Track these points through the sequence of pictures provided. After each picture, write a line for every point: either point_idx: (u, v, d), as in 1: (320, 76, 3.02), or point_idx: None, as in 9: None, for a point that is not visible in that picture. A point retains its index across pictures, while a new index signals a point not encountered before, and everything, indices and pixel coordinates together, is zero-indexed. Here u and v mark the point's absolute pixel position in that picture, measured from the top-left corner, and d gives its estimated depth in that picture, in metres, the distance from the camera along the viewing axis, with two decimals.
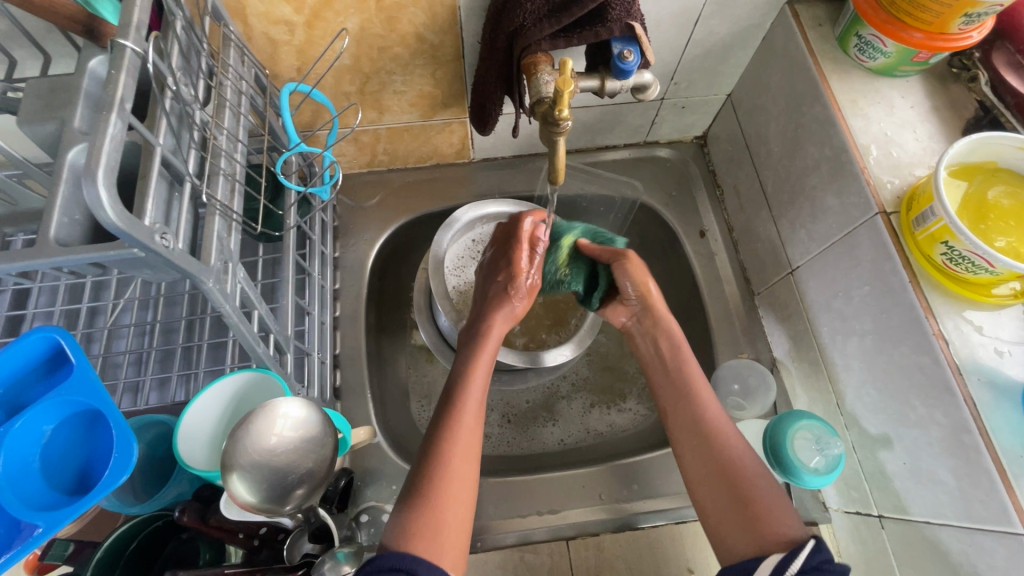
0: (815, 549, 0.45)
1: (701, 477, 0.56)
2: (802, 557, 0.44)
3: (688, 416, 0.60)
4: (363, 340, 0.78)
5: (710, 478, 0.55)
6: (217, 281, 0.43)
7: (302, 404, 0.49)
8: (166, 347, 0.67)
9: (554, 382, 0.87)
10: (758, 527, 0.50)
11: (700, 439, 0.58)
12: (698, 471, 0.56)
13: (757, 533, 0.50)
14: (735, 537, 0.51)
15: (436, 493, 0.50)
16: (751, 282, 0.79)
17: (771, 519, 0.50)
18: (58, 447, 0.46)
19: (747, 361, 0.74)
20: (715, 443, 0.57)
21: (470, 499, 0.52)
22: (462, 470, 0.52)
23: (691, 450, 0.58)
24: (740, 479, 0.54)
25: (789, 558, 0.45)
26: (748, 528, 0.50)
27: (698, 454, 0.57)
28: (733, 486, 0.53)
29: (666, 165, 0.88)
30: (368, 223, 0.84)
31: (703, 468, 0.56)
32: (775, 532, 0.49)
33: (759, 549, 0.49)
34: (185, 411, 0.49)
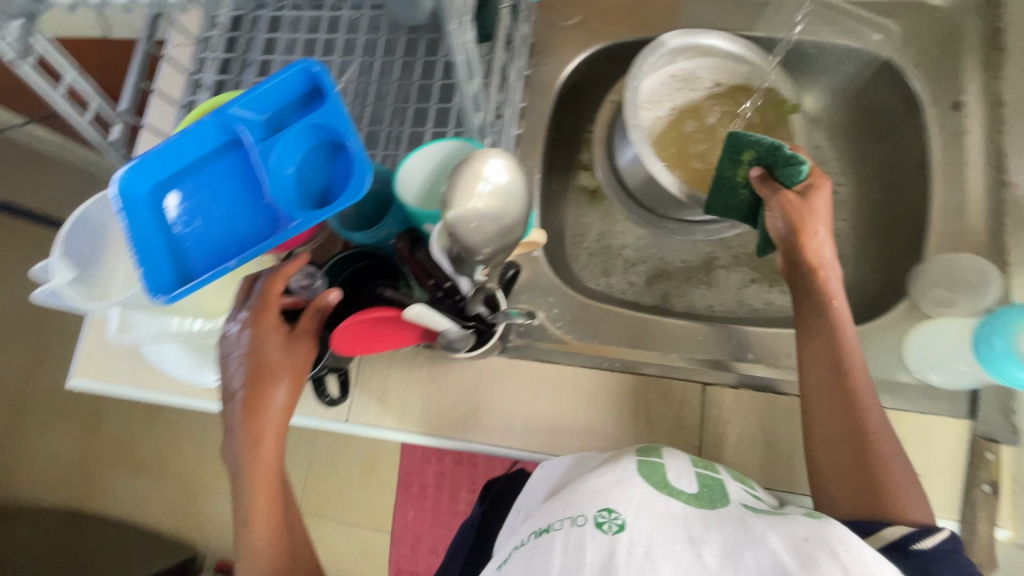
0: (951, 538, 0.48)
1: (832, 444, 0.55)
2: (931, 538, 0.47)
3: (829, 380, 0.56)
4: (538, 162, 0.79)
5: (839, 438, 0.54)
6: (463, 28, 0.46)
7: (504, 171, 0.51)
8: (376, 128, 0.75)
9: (713, 249, 0.84)
10: (879, 496, 0.52)
11: (838, 410, 0.55)
12: (826, 436, 0.55)
13: (878, 503, 0.51)
14: (843, 495, 0.53)
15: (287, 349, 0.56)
16: (1006, 172, 0.65)
17: (901, 499, 0.51)
18: (306, 164, 0.55)
19: (969, 257, 0.64)
20: (859, 418, 0.55)
21: None
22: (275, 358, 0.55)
23: (822, 413, 0.56)
24: (877, 453, 0.53)
25: (920, 535, 0.48)
26: (868, 498, 0.52)
27: (829, 422, 0.55)
28: (862, 462, 0.53)
29: (934, 17, 0.72)
30: (564, 44, 0.81)
31: (832, 436, 0.55)
32: (900, 505, 0.51)
33: (874, 513, 0.51)
34: (407, 158, 0.55)
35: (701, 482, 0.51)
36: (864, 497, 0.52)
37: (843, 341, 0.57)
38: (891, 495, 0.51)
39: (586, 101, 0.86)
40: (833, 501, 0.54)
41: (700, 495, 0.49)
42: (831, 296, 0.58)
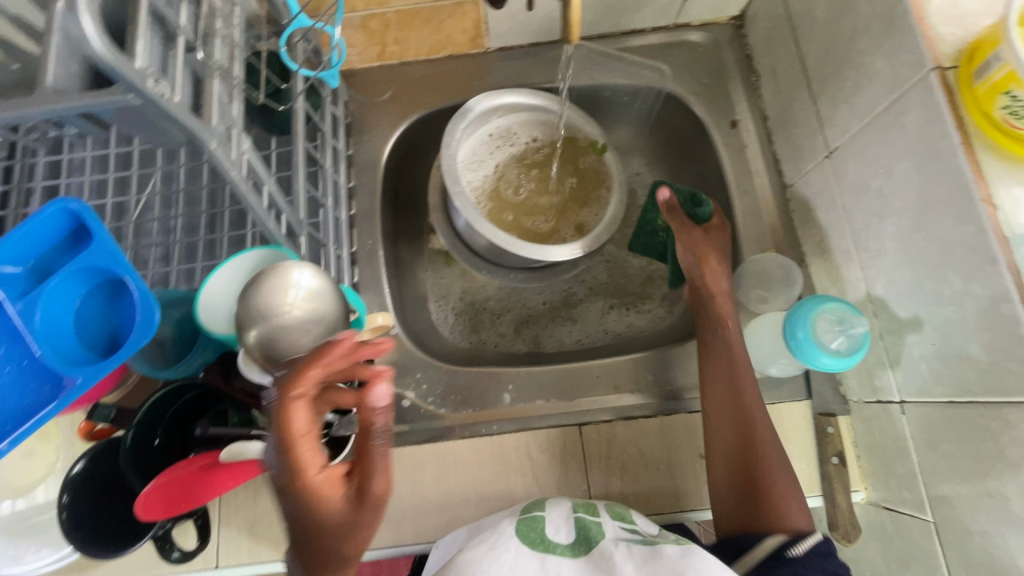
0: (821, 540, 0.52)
1: (727, 460, 0.59)
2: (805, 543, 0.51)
3: (727, 402, 0.61)
4: (379, 238, 0.77)
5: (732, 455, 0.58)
6: (221, 144, 0.43)
7: (315, 275, 0.49)
8: (191, 240, 0.69)
9: (570, 284, 0.86)
10: (765, 511, 0.55)
11: (733, 424, 0.60)
12: (723, 450, 0.59)
13: (761, 517, 0.55)
14: (729, 511, 0.57)
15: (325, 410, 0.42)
16: (784, 174, 0.74)
17: (783, 512, 0.55)
18: (87, 312, 0.48)
19: (773, 255, 0.71)
20: (748, 432, 0.59)
21: None
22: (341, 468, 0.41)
23: (722, 429, 0.60)
24: (764, 467, 0.57)
25: (796, 540, 0.51)
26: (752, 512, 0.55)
27: (725, 437, 0.60)
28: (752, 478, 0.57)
29: (698, 51, 0.81)
30: (380, 119, 0.81)
31: (728, 450, 0.59)
32: (783, 519, 0.54)
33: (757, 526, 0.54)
34: (211, 274, 0.50)
35: (578, 526, 0.53)
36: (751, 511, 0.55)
37: (741, 364, 0.63)
38: (772, 506, 0.55)
39: (419, 168, 0.87)
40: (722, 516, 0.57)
41: (576, 543, 0.52)
42: (728, 322, 0.65)
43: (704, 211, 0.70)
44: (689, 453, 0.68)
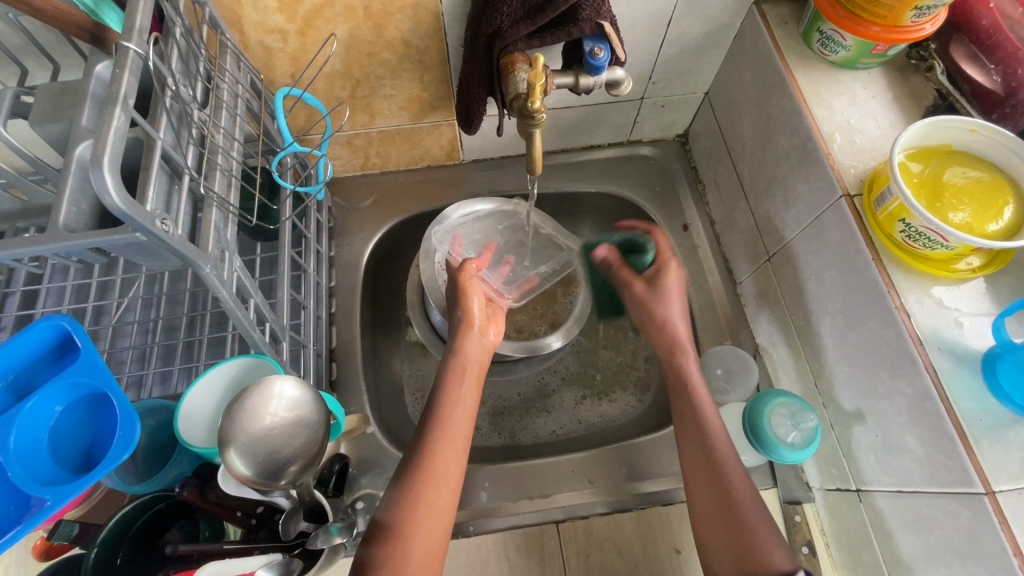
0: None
1: (708, 516, 0.58)
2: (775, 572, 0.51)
3: (696, 448, 0.62)
4: (358, 336, 0.80)
5: (713, 517, 0.58)
6: (214, 267, 0.46)
7: (295, 384, 0.51)
8: (170, 342, 0.71)
9: (543, 375, 0.87)
10: (747, 553, 0.54)
11: (705, 472, 0.60)
12: (704, 504, 0.59)
13: (744, 558, 0.54)
14: (723, 559, 0.56)
15: (440, 434, 0.58)
16: (733, 272, 0.82)
17: (762, 549, 0.54)
18: (64, 427, 0.48)
19: (730, 347, 0.76)
20: (724, 480, 0.59)
21: (442, 506, 0.54)
22: (448, 468, 0.56)
23: (699, 480, 0.60)
24: (746, 523, 0.56)
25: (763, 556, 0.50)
26: (738, 558, 0.54)
27: (706, 489, 0.60)
28: (735, 529, 0.56)
29: (649, 163, 0.91)
30: (362, 223, 0.86)
31: (710, 489, 0.59)
32: (765, 561, 0.53)
33: (745, 573, 0.53)
34: (188, 390, 0.52)
35: None
36: (742, 559, 0.54)
37: (706, 419, 0.64)
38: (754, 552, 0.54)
39: (397, 266, 0.91)
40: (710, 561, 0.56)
41: None
42: (682, 356, 0.70)
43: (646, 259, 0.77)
44: (666, 548, 0.68)
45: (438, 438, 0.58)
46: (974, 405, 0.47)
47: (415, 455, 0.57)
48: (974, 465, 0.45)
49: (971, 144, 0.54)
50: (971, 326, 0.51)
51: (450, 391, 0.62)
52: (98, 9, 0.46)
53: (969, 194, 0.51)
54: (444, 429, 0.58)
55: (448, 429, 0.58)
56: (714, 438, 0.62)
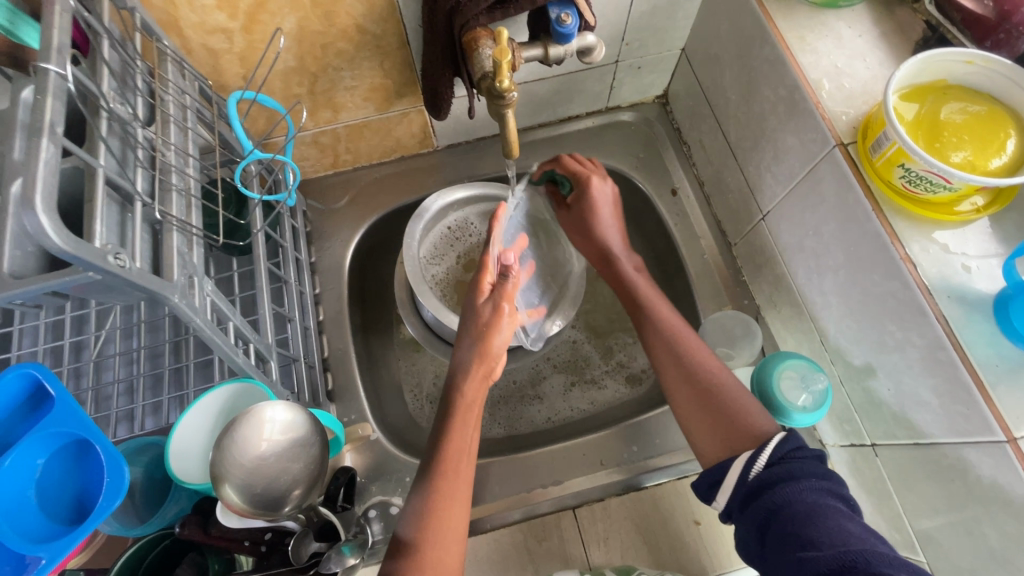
0: (784, 441, 0.50)
1: (682, 395, 0.58)
2: (771, 449, 0.49)
3: (660, 338, 0.62)
4: (350, 341, 0.77)
5: (691, 395, 0.58)
6: (184, 296, 0.43)
7: (287, 407, 0.49)
8: (156, 371, 0.68)
9: (537, 364, 0.84)
10: (731, 427, 0.54)
11: (676, 357, 0.60)
12: (674, 384, 0.59)
13: (729, 433, 0.54)
14: (709, 440, 0.55)
15: (449, 481, 0.53)
16: (726, 234, 0.79)
17: (742, 417, 0.54)
18: (49, 479, 0.44)
19: (730, 312, 0.74)
20: (690, 362, 0.59)
21: (458, 528, 0.52)
22: (457, 513, 0.53)
23: (663, 358, 0.61)
24: (726, 400, 0.56)
25: (758, 453, 0.50)
26: (720, 431, 0.55)
27: (672, 367, 0.60)
28: (714, 406, 0.56)
29: (631, 129, 0.88)
30: (340, 224, 0.83)
31: (680, 376, 0.59)
32: (745, 429, 0.53)
33: (728, 446, 0.54)
34: (174, 428, 0.49)
35: None
36: (731, 437, 0.54)
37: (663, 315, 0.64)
38: (735, 418, 0.54)
39: (383, 264, 0.88)
40: (700, 449, 0.56)
41: None
42: (603, 217, 0.70)
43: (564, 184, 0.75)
44: (685, 521, 0.67)
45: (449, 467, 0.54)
46: (988, 351, 0.46)
47: (422, 491, 0.53)
48: (993, 413, 0.44)
49: (966, 77, 0.51)
50: (979, 269, 0.49)
51: (457, 421, 0.57)
52: (14, 29, 0.42)
53: (970, 131, 0.48)
54: (448, 473, 0.54)
55: (456, 472, 0.54)
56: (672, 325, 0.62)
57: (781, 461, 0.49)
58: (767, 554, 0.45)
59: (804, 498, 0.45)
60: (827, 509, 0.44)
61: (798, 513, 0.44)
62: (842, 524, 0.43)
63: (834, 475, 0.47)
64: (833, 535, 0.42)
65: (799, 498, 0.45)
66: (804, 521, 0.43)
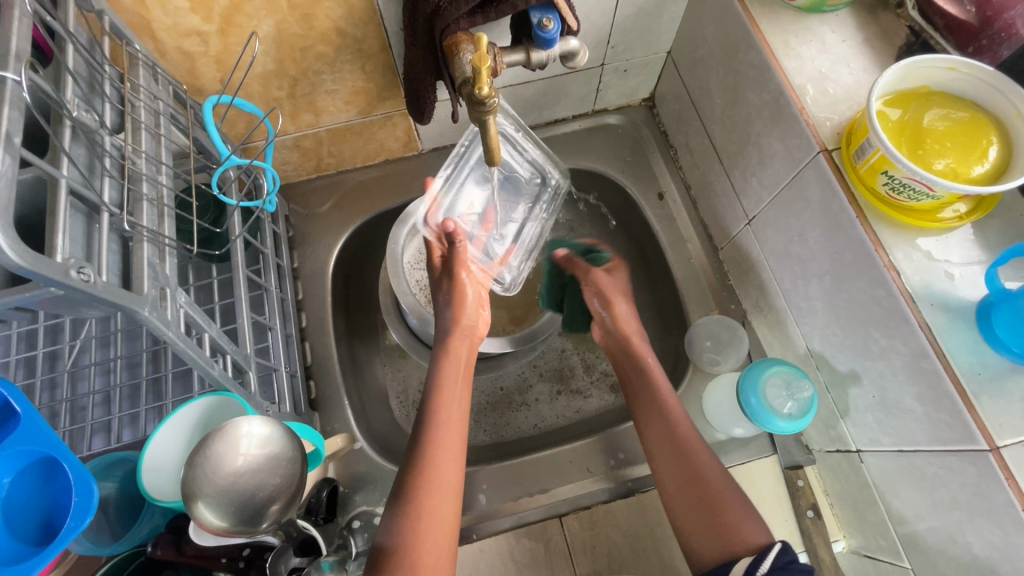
0: (782, 550, 0.49)
1: (679, 499, 0.58)
2: (772, 556, 0.49)
3: (662, 437, 0.62)
4: (333, 348, 0.76)
5: (688, 499, 0.57)
6: (155, 309, 0.42)
7: (264, 420, 0.48)
8: (133, 381, 0.66)
9: (524, 371, 0.84)
10: (729, 538, 0.53)
11: (676, 459, 0.60)
12: (670, 489, 0.59)
13: (728, 542, 0.53)
14: (706, 547, 0.54)
15: (421, 513, 0.52)
16: (713, 238, 0.79)
17: (736, 526, 0.54)
18: (16, 498, 0.43)
19: (717, 317, 0.74)
20: (693, 463, 0.59)
21: (448, 529, 0.53)
22: (433, 536, 0.52)
23: (662, 461, 0.61)
24: (722, 506, 0.55)
25: (759, 559, 0.49)
26: (718, 541, 0.53)
27: (669, 465, 0.60)
28: (711, 512, 0.55)
29: (617, 132, 0.87)
30: (323, 229, 0.81)
31: (679, 481, 0.59)
32: (743, 540, 0.52)
33: (726, 556, 0.52)
34: (147, 443, 0.48)
35: None
36: (728, 547, 0.53)
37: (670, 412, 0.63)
38: (734, 527, 0.54)
39: (367, 269, 0.87)
40: (697, 552, 0.55)
41: None
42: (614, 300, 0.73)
43: (603, 255, 0.80)
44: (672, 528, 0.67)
45: (430, 462, 0.55)
46: (971, 359, 0.46)
47: (407, 493, 0.53)
48: (977, 422, 0.44)
49: (950, 84, 0.51)
50: (962, 277, 0.49)
51: (444, 420, 0.58)
52: None
53: (952, 138, 0.48)
54: (422, 503, 0.52)
55: (431, 500, 0.53)
56: (677, 425, 0.62)
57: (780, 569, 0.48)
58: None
59: None
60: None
61: None
62: None
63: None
64: None
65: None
66: None
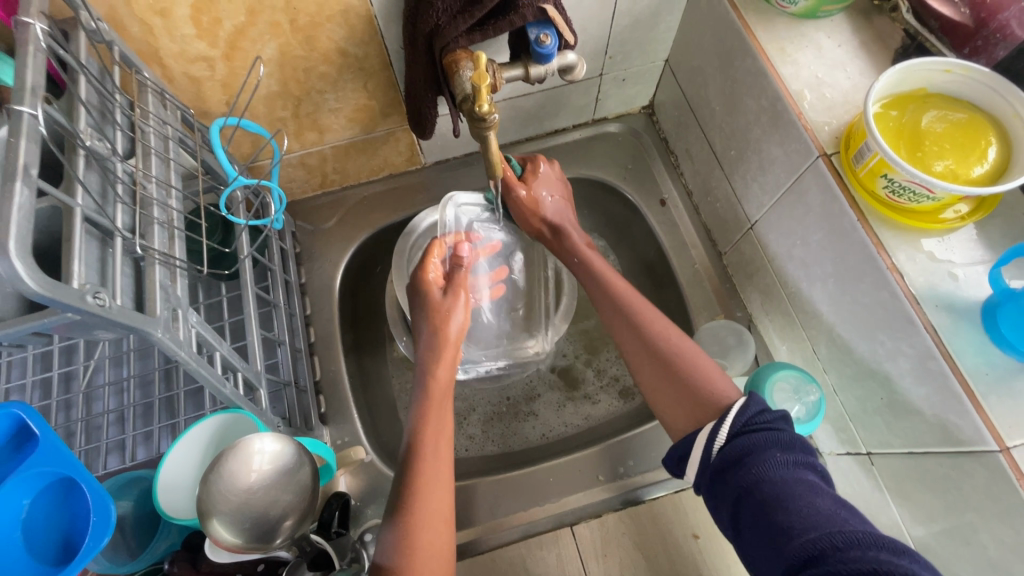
0: (745, 407, 0.48)
1: (647, 366, 0.58)
2: (730, 420, 0.48)
3: (620, 318, 0.62)
4: (342, 362, 0.76)
5: (654, 368, 0.57)
6: (168, 330, 0.43)
7: (276, 437, 0.48)
8: (146, 400, 0.67)
9: (531, 379, 0.84)
10: (697, 400, 0.53)
11: (631, 330, 0.61)
12: (635, 357, 0.59)
13: (695, 403, 0.53)
14: (678, 414, 0.54)
15: (419, 515, 0.52)
16: (716, 243, 0.79)
17: (700, 386, 0.54)
18: (36, 520, 0.44)
19: (723, 321, 0.74)
20: (648, 334, 0.59)
21: (445, 539, 0.52)
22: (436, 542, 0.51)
23: (622, 331, 0.62)
24: (684, 369, 0.55)
25: (719, 426, 0.48)
26: (688, 406, 0.53)
27: (629, 334, 0.61)
28: (672, 376, 0.56)
29: (617, 140, 0.88)
30: (329, 243, 0.82)
31: (639, 350, 0.59)
32: (712, 400, 0.52)
33: (697, 422, 0.52)
34: (163, 461, 0.49)
35: None
36: (700, 408, 0.52)
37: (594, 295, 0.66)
38: (698, 386, 0.54)
39: (374, 282, 0.88)
40: (672, 425, 0.55)
41: None
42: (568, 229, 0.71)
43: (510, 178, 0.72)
44: (683, 535, 0.67)
45: (427, 462, 0.54)
46: (979, 360, 0.46)
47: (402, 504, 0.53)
48: (985, 423, 0.44)
49: (946, 86, 0.51)
50: (966, 277, 0.49)
51: (437, 428, 0.57)
52: None
53: (951, 140, 0.48)
54: (421, 508, 0.52)
55: (425, 522, 0.51)
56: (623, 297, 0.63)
57: (742, 431, 0.47)
58: (740, 535, 0.44)
59: (773, 476, 0.43)
60: (797, 486, 0.42)
61: (767, 491, 0.43)
62: (809, 503, 0.41)
63: (800, 443, 0.46)
64: (808, 517, 0.40)
65: (766, 477, 0.44)
66: (773, 502, 0.42)
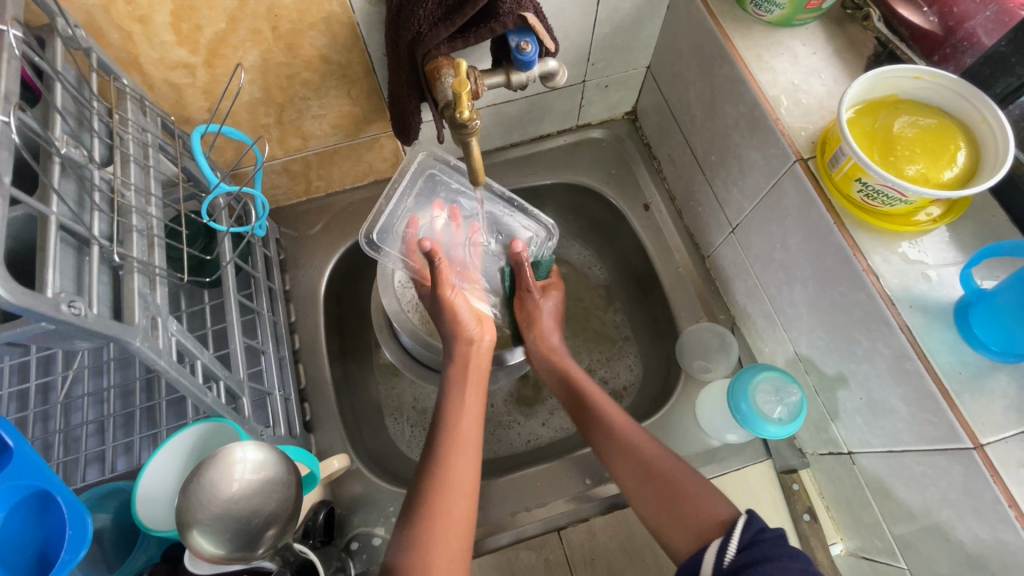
0: (749, 522, 0.51)
1: (638, 493, 0.59)
2: (738, 533, 0.50)
3: (602, 430, 0.64)
4: (327, 369, 0.76)
5: (648, 488, 0.59)
6: (146, 339, 0.42)
7: (257, 446, 0.48)
8: (126, 410, 0.66)
9: (518, 384, 0.84)
10: (693, 522, 0.55)
11: (613, 448, 0.62)
12: (624, 475, 0.61)
13: (694, 527, 0.54)
14: (676, 533, 0.55)
15: (439, 512, 0.54)
16: (700, 246, 0.80)
17: (695, 507, 0.55)
18: (11, 533, 0.42)
19: (707, 324, 0.75)
20: (631, 448, 0.61)
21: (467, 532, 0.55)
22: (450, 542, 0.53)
23: (604, 445, 0.63)
24: (674, 487, 0.57)
25: (727, 542, 0.50)
26: (686, 525, 0.55)
27: (611, 449, 0.63)
28: (663, 494, 0.57)
29: (601, 146, 0.89)
30: (314, 250, 0.82)
31: (625, 466, 0.61)
32: (708, 521, 0.54)
33: (698, 539, 0.53)
34: (142, 473, 0.49)
35: None
36: (697, 527, 0.54)
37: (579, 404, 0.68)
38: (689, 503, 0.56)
39: (359, 289, 0.87)
40: (672, 543, 0.55)
41: None
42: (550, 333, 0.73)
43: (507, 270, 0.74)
44: None
45: (450, 456, 0.57)
46: (952, 359, 0.47)
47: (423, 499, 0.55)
48: (959, 420, 0.45)
49: (917, 92, 0.52)
50: (939, 278, 0.50)
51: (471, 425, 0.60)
52: None
53: (922, 145, 0.49)
54: (443, 499, 0.54)
55: (447, 513, 0.54)
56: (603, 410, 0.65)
57: (751, 542, 0.49)
58: None
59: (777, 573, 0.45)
60: None
61: None
62: None
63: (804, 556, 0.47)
64: None
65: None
66: None
